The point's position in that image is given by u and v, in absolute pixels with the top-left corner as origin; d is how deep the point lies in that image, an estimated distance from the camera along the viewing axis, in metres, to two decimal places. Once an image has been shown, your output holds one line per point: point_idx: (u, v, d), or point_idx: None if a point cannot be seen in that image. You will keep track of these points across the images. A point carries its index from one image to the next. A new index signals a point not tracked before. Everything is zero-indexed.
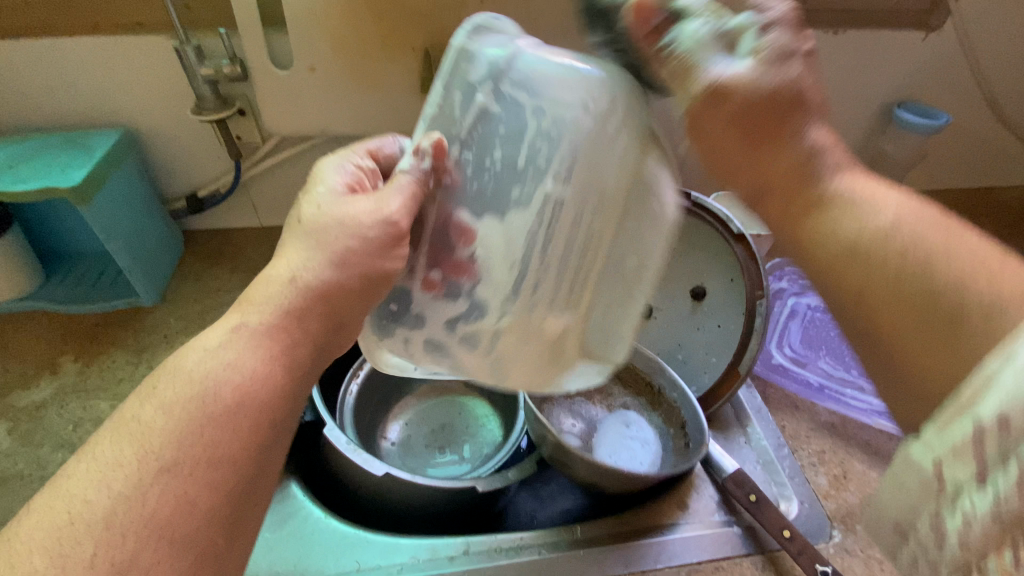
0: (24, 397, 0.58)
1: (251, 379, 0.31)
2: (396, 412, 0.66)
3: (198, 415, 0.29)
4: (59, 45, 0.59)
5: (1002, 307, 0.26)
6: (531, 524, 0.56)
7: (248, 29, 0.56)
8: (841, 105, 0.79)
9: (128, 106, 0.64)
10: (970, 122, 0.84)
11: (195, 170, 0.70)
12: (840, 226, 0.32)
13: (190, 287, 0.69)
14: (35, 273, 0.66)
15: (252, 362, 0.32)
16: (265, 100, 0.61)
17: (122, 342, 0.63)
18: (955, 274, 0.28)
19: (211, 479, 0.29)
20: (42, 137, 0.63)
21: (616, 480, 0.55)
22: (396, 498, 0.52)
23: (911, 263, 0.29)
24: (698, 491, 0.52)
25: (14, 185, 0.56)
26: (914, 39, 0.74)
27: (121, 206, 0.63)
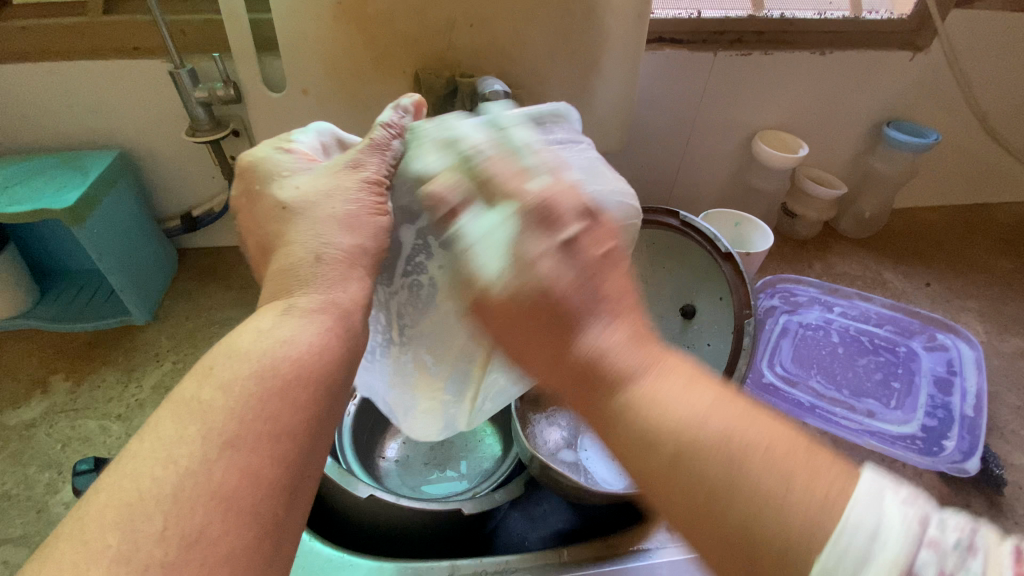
0: (13, 417, 0.58)
1: (313, 358, 0.30)
2: (394, 430, 0.64)
3: (232, 448, 0.26)
4: (55, 68, 0.60)
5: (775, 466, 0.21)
6: (521, 546, 0.54)
7: (242, 54, 0.57)
8: (831, 122, 0.79)
9: (125, 129, 0.65)
10: (961, 140, 0.84)
11: (191, 190, 0.72)
12: (642, 412, 0.24)
13: (182, 305, 0.70)
14: (28, 291, 0.66)
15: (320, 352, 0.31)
16: (259, 122, 0.62)
17: (113, 361, 0.63)
18: (764, 463, 0.22)
19: (280, 452, 0.27)
20: (39, 159, 0.64)
21: (608, 480, 0.54)
22: (385, 519, 0.51)
23: (710, 476, 0.22)
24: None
25: (8, 208, 0.57)
26: (902, 59, 0.74)
27: (114, 225, 0.64)
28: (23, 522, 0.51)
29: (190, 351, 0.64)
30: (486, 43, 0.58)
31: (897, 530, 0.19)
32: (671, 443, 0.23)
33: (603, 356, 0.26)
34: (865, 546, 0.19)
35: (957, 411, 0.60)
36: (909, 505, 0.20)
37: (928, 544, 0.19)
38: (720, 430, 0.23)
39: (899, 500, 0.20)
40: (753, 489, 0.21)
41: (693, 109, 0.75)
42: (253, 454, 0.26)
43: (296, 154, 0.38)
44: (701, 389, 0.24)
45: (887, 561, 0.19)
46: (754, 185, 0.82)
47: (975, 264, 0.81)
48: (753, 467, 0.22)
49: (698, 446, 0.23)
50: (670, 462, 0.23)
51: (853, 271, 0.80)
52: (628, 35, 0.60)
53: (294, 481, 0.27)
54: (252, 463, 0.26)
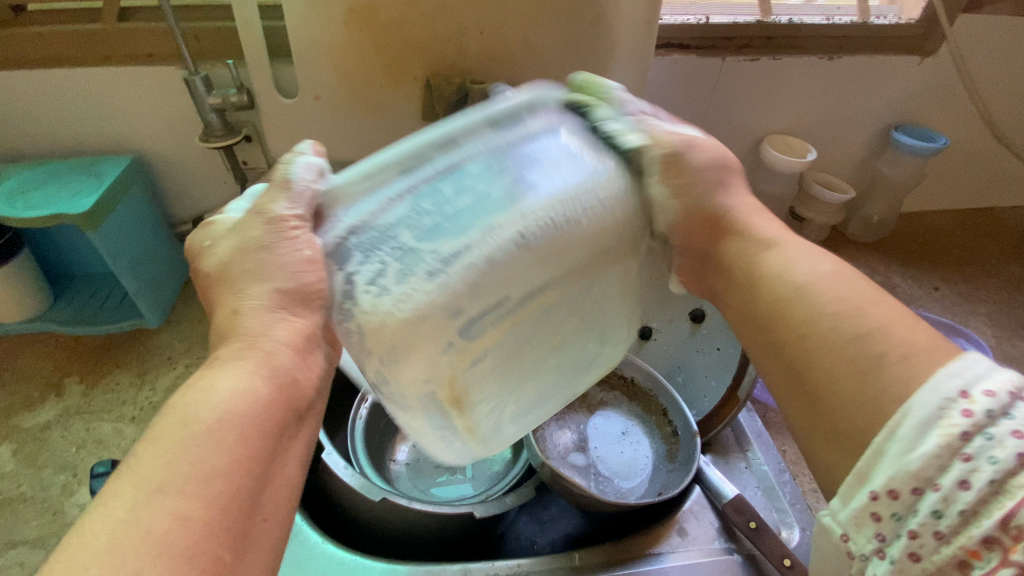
0: (28, 419, 0.59)
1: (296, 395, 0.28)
2: (404, 433, 0.64)
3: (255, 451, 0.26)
4: (71, 75, 0.61)
5: (914, 358, 0.25)
6: (531, 550, 0.55)
7: (256, 61, 0.58)
8: (839, 126, 0.79)
9: (138, 134, 0.66)
10: (969, 144, 0.84)
11: (202, 194, 0.72)
12: (773, 283, 0.30)
13: (194, 308, 0.70)
14: (42, 295, 0.67)
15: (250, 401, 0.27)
16: (271, 127, 0.63)
17: (127, 364, 0.64)
18: (875, 348, 0.26)
19: None
20: (54, 164, 0.65)
21: (616, 485, 0.54)
22: (396, 523, 0.52)
23: (816, 349, 0.27)
24: (684, 507, 0.52)
25: (25, 212, 0.57)
26: (910, 63, 0.74)
27: (128, 229, 0.65)
28: (40, 524, 0.51)
29: (202, 354, 0.65)
30: (497, 49, 0.59)
31: (951, 399, 0.22)
32: (784, 290, 0.30)
33: (723, 252, 0.33)
34: (929, 412, 0.22)
35: None
36: (974, 372, 0.22)
37: (980, 415, 0.21)
38: (840, 309, 0.28)
39: (974, 365, 0.23)
40: (839, 357, 0.26)
41: (701, 113, 0.75)
42: (195, 502, 0.23)
43: (304, 163, 0.32)
44: (822, 262, 0.30)
45: (941, 425, 0.22)
46: (761, 189, 0.82)
47: (984, 268, 0.81)
48: (882, 375, 0.25)
49: (827, 341, 0.27)
50: (795, 337, 0.28)
51: (861, 275, 0.80)
52: (637, 41, 0.60)
53: (238, 527, 0.24)
54: (181, 508, 0.23)
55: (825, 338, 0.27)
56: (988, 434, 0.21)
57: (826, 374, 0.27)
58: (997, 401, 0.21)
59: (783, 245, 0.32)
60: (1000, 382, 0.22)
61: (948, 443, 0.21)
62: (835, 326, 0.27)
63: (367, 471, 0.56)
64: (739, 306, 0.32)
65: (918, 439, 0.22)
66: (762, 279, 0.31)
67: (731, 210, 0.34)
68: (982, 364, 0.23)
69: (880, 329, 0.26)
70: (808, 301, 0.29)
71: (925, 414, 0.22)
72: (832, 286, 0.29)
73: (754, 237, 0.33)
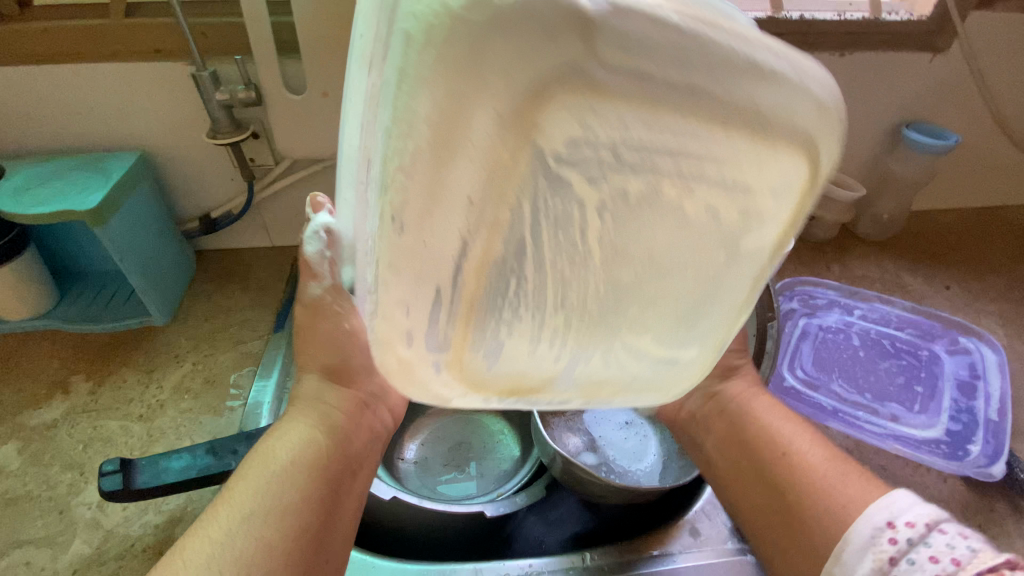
0: (35, 417, 0.58)
1: None
2: (412, 432, 0.64)
3: None
4: (78, 71, 0.61)
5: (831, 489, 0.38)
6: (540, 549, 0.54)
7: (264, 56, 0.58)
8: (849, 123, 0.79)
9: (145, 131, 0.66)
10: (980, 141, 0.84)
11: (209, 191, 0.72)
12: (743, 427, 0.46)
13: (201, 306, 0.70)
14: (49, 292, 0.67)
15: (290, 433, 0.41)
16: (280, 124, 0.63)
17: (133, 361, 0.63)
18: (790, 454, 0.42)
19: None
20: (61, 160, 0.64)
21: (628, 474, 0.53)
22: (405, 521, 0.51)
23: (771, 465, 0.43)
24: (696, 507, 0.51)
25: (31, 209, 0.57)
26: (921, 60, 0.74)
27: (135, 226, 0.64)
28: (47, 523, 0.51)
29: (209, 352, 0.64)
30: None
31: (883, 530, 0.34)
32: (762, 449, 0.44)
33: (727, 409, 0.48)
34: (869, 540, 0.34)
35: (981, 415, 0.59)
36: (902, 513, 0.34)
37: (903, 541, 0.33)
38: (800, 458, 0.42)
39: (903, 506, 0.34)
40: (796, 483, 0.40)
41: None
42: (274, 527, 0.33)
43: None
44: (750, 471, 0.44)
45: (879, 547, 0.33)
46: None
47: (996, 266, 0.81)
48: (831, 493, 0.38)
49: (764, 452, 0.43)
50: (746, 454, 0.45)
51: (871, 274, 0.79)
52: None
53: None
54: (262, 533, 0.33)
55: (770, 471, 0.42)
56: (914, 555, 0.31)
57: (785, 481, 0.41)
58: (915, 530, 0.33)
59: (752, 403, 0.48)
60: (936, 522, 0.33)
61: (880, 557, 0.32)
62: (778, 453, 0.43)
63: (378, 469, 0.56)
64: (726, 428, 0.47)
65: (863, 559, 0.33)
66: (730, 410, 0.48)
67: (711, 440, 0.48)
68: (920, 511, 0.34)
69: (826, 482, 0.39)
70: (789, 444, 0.43)
71: (863, 543, 0.34)
72: (782, 424, 0.45)
73: (740, 413, 0.47)
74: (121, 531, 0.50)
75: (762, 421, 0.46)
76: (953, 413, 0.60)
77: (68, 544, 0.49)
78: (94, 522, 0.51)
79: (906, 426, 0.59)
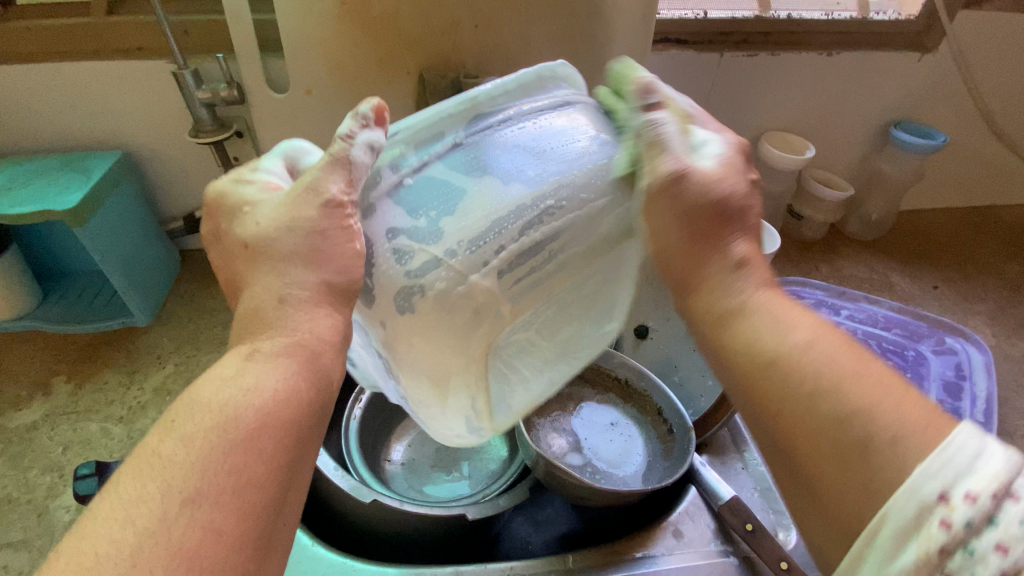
0: (15, 419, 0.58)
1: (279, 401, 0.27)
2: (398, 433, 0.64)
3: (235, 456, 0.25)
4: (58, 69, 0.60)
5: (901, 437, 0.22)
6: (525, 550, 0.54)
7: (245, 53, 0.57)
8: (838, 123, 0.78)
9: (128, 129, 0.65)
10: (969, 141, 0.84)
11: (193, 191, 0.71)
12: (746, 340, 0.27)
13: (185, 306, 0.69)
14: (31, 292, 0.66)
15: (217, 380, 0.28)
16: (263, 123, 0.62)
17: (115, 362, 0.63)
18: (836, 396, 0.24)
19: (259, 487, 0.25)
20: (42, 160, 0.64)
21: (612, 478, 0.53)
22: (388, 523, 0.51)
23: (767, 390, 0.26)
24: (680, 508, 0.51)
25: (10, 208, 0.56)
26: (909, 60, 0.74)
27: (116, 226, 0.63)
28: (25, 526, 0.50)
29: (192, 354, 0.64)
30: (492, 43, 0.58)
31: (929, 506, 0.19)
32: (766, 348, 0.26)
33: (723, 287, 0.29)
34: (907, 521, 0.20)
35: (966, 415, 0.59)
36: (958, 470, 0.19)
37: (960, 525, 0.18)
38: (787, 357, 0.26)
39: (961, 455, 0.20)
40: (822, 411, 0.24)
41: (699, 110, 0.74)
42: (216, 510, 0.23)
43: (261, 183, 0.32)
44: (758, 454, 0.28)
45: (924, 532, 0.19)
46: (759, 187, 0.81)
47: (984, 266, 0.81)
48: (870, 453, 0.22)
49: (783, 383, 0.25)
50: (747, 385, 0.27)
51: (860, 273, 0.79)
52: (634, 36, 0.59)
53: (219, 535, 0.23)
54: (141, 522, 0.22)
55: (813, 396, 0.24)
56: (972, 548, 0.18)
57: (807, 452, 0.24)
58: (977, 507, 0.18)
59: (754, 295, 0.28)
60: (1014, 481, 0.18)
61: (927, 555, 0.19)
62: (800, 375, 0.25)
63: (360, 469, 0.55)
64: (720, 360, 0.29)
65: (893, 550, 0.20)
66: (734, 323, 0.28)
67: (732, 233, 0.31)
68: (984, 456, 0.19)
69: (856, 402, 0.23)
70: (802, 365, 0.25)
71: (903, 521, 0.20)
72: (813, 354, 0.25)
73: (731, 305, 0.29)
74: None
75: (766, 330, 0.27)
76: None
77: (46, 547, 0.49)
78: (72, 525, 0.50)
79: None
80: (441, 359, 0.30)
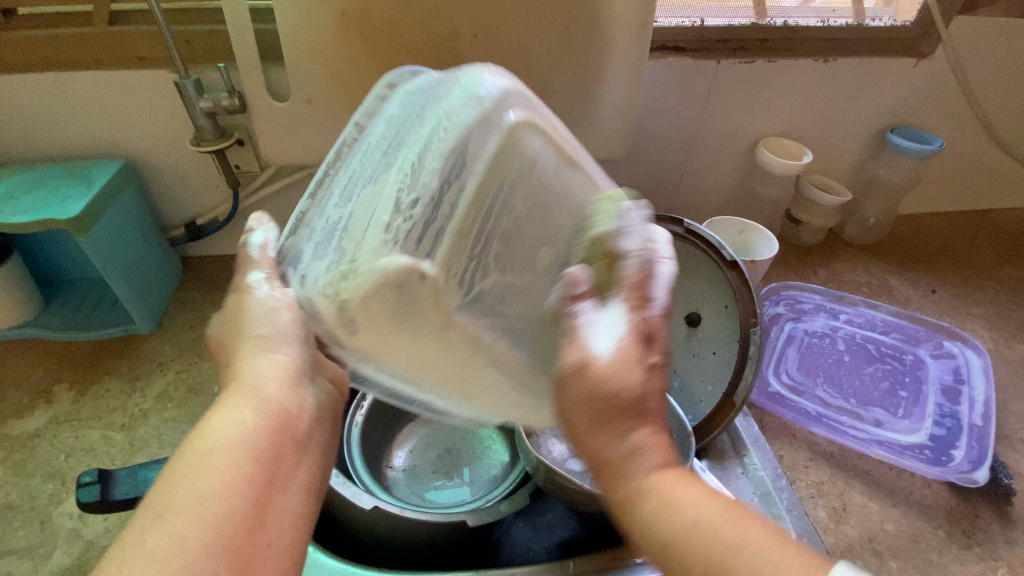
0: (17, 427, 0.58)
1: None
2: (400, 440, 0.64)
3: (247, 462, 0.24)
4: (62, 79, 0.60)
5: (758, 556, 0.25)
6: (526, 556, 0.54)
7: (246, 63, 0.57)
8: (835, 128, 0.79)
9: (130, 138, 0.66)
10: (966, 146, 0.84)
11: (195, 198, 0.72)
12: (650, 527, 0.28)
13: (186, 314, 0.70)
14: (34, 300, 0.67)
15: (249, 446, 0.30)
16: (263, 131, 0.62)
17: (117, 370, 0.63)
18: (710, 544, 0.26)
19: None
20: (45, 169, 0.64)
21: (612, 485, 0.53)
22: (389, 531, 0.51)
23: (688, 554, 0.27)
24: None
25: (12, 217, 0.57)
26: (905, 65, 0.74)
27: (118, 234, 0.64)
28: (27, 534, 0.50)
29: (194, 361, 0.64)
30: (491, 51, 0.58)
31: None
32: (676, 523, 0.27)
33: (626, 467, 0.30)
34: None
35: (964, 420, 0.59)
36: None
37: None
38: (701, 520, 0.27)
39: None
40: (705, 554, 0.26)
41: (696, 116, 0.75)
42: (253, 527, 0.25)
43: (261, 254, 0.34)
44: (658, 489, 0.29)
45: None
46: (757, 192, 0.82)
47: (981, 270, 0.81)
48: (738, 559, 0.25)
49: (682, 543, 0.27)
50: (647, 545, 0.28)
51: (858, 278, 0.79)
52: (631, 44, 0.60)
53: None
54: None
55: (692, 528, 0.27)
56: None
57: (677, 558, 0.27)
58: None
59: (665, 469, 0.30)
60: None
61: None
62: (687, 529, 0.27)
63: (362, 476, 0.55)
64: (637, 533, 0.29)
65: None
66: (631, 508, 0.29)
67: (634, 422, 0.31)
68: None
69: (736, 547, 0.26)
70: (682, 512, 0.28)
71: None
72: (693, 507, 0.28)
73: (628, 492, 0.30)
74: (102, 542, 0.50)
75: (666, 496, 0.28)
76: (937, 418, 0.60)
77: (48, 555, 0.49)
78: (75, 532, 0.50)
79: (890, 431, 0.59)
80: (421, 362, 0.29)
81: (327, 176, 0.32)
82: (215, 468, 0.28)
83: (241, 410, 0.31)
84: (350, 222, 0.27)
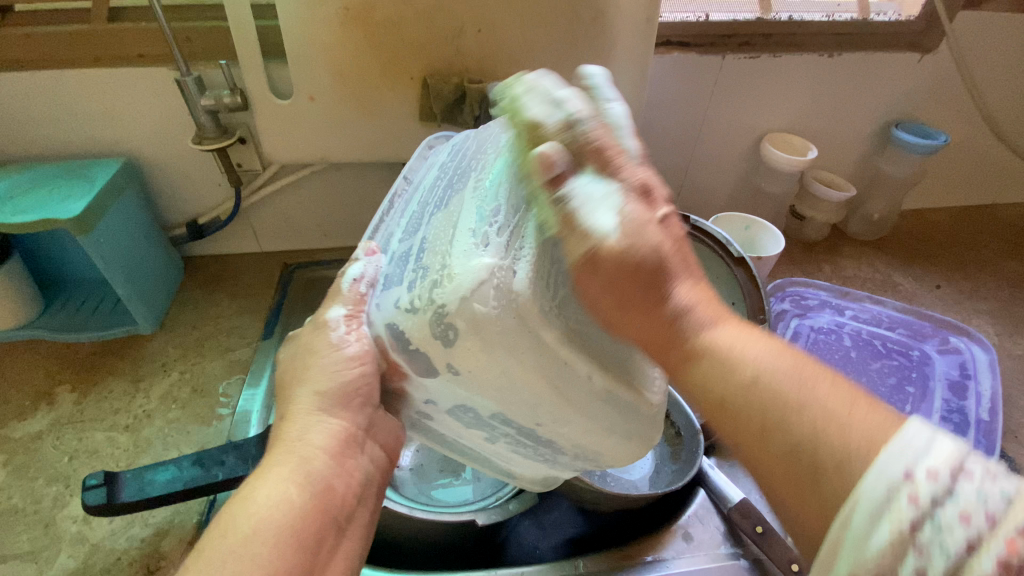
0: (20, 429, 0.57)
1: None
2: (406, 439, 0.64)
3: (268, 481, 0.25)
4: (61, 77, 0.60)
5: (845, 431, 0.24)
6: (534, 555, 0.53)
7: (248, 60, 0.57)
8: (839, 124, 0.79)
9: (131, 137, 0.65)
10: (970, 141, 0.84)
11: (197, 198, 0.71)
12: (712, 377, 0.29)
13: (189, 314, 0.69)
14: (35, 301, 0.66)
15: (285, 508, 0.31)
16: (266, 128, 0.62)
17: (120, 370, 0.63)
18: (801, 407, 0.26)
19: None
20: (44, 168, 0.63)
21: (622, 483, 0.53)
22: (397, 530, 0.51)
23: (770, 405, 0.27)
24: (689, 512, 0.51)
25: (13, 216, 0.56)
26: (910, 60, 0.74)
27: (119, 233, 0.63)
28: (32, 537, 0.50)
29: (197, 361, 0.64)
30: (496, 47, 0.58)
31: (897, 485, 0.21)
32: (744, 369, 0.28)
33: (686, 309, 0.30)
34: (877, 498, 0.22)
35: (972, 415, 0.59)
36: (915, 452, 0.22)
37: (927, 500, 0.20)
38: (765, 370, 0.27)
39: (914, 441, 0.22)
40: (811, 414, 0.26)
41: (701, 112, 0.74)
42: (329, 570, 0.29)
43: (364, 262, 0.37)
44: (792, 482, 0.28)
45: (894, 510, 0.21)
46: (761, 188, 0.81)
47: (985, 264, 0.81)
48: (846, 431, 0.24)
49: (768, 379, 0.27)
50: (736, 389, 0.28)
51: (862, 273, 0.79)
52: (635, 40, 0.60)
53: None
54: None
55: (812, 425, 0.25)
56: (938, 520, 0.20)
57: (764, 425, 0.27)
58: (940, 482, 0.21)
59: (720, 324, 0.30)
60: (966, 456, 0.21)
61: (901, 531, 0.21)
62: (777, 393, 0.27)
63: None
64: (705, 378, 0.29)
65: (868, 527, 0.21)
66: (701, 364, 0.29)
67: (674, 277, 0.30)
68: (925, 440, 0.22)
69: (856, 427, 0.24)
70: (779, 379, 0.27)
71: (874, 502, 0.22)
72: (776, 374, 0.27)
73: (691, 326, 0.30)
74: (107, 545, 0.49)
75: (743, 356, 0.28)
76: (944, 414, 0.60)
77: (53, 558, 0.49)
78: (79, 535, 0.50)
79: None
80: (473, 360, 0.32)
81: (380, 224, 0.40)
82: (260, 539, 0.30)
83: (281, 482, 0.32)
84: (427, 244, 0.32)
